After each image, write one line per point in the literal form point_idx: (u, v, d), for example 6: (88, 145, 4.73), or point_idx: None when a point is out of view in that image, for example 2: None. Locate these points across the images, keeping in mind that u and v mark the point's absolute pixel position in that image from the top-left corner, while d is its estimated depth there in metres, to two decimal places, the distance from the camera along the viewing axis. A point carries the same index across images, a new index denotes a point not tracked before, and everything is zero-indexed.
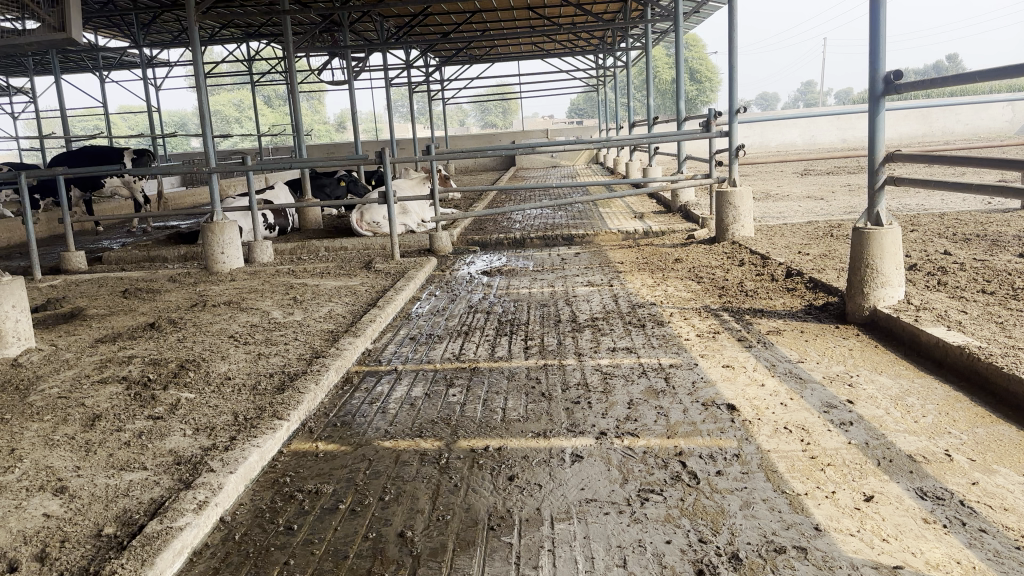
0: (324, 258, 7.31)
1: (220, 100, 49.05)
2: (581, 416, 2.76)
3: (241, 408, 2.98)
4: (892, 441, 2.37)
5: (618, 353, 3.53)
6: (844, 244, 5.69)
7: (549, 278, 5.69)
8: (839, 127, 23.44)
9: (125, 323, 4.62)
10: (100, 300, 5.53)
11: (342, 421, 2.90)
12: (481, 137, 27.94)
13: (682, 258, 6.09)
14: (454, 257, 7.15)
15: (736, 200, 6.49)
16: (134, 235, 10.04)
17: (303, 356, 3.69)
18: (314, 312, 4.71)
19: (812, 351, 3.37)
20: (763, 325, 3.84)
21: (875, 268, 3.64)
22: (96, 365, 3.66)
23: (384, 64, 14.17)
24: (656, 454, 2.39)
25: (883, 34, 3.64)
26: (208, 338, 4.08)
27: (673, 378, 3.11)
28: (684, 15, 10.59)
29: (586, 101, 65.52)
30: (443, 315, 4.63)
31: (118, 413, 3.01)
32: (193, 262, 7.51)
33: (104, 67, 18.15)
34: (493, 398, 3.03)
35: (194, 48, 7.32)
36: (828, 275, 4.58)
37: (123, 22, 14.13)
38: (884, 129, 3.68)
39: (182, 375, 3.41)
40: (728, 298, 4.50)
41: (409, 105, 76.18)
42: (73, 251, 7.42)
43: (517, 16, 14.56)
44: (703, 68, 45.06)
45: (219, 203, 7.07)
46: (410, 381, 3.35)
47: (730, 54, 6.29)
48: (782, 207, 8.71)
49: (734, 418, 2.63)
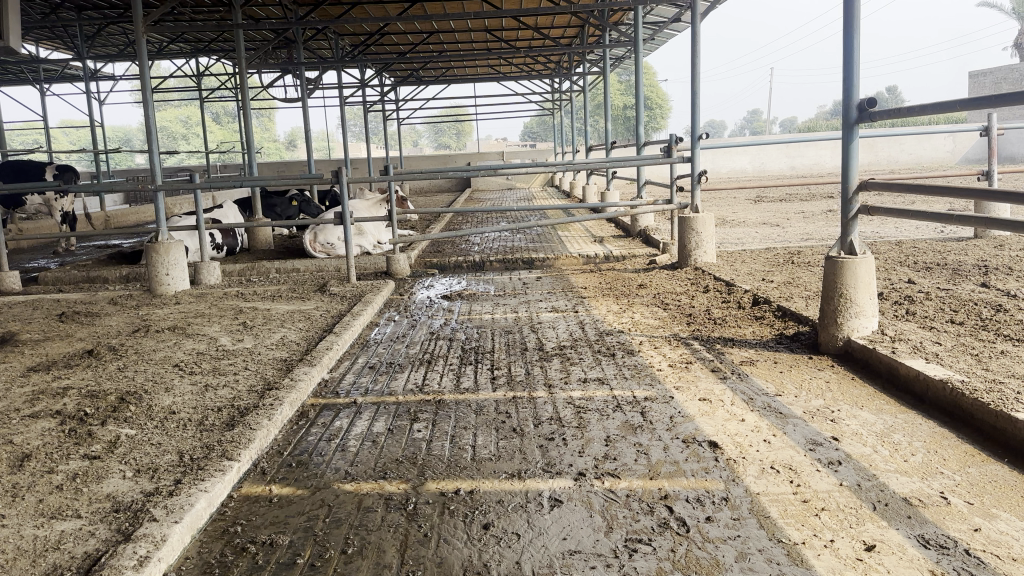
0: (275, 280, 7.05)
1: (168, 116, 48.08)
2: (556, 454, 2.60)
3: (187, 447, 2.74)
4: (885, 483, 2.27)
5: (589, 385, 3.38)
6: (807, 272, 5.67)
7: (511, 303, 5.54)
8: (788, 154, 23.95)
9: (60, 350, 4.30)
10: (34, 324, 5.19)
11: (299, 461, 2.69)
12: (435, 158, 27.78)
13: (646, 283, 6.00)
14: (411, 280, 6.95)
15: (699, 225, 6.44)
16: (74, 255, 9.61)
17: (254, 387, 3.46)
18: (266, 340, 4.46)
19: (789, 383, 3.27)
20: (735, 355, 3.74)
21: (849, 297, 3.57)
22: (27, 397, 3.36)
23: (339, 83, 13.93)
24: (640, 497, 2.24)
25: (856, 62, 3.61)
26: (152, 367, 3.81)
27: (649, 412, 2.97)
28: (642, 41, 10.62)
29: (539, 125, 65.90)
30: (403, 342, 4.44)
31: (51, 451, 2.73)
32: (135, 284, 7.17)
33: (45, 80, 17.53)
34: (461, 435, 2.85)
35: (141, 62, 6.97)
36: (797, 303, 4.52)
37: (67, 34, 13.65)
38: (858, 158, 3.64)
39: (121, 410, 3.14)
40: (697, 326, 4.39)
41: (362, 125, 75.74)
42: (6, 271, 7.01)
43: (474, 38, 14.51)
44: (655, 95, 45.80)
45: (164, 221, 6.76)
46: (371, 415, 3.14)
47: (693, 80, 6.27)
48: (740, 233, 8.73)
49: (718, 458, 2.50)
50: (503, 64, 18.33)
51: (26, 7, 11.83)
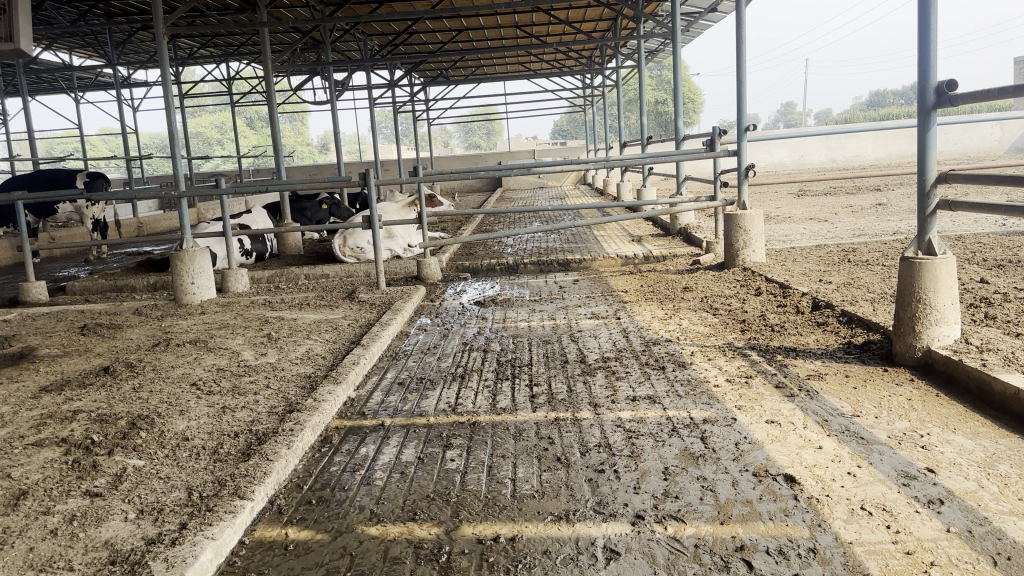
0: (304, 286, 6.83)
1: (203, 122, 48.58)
2: (608, 490, 2.29)
3: (196, 482, 2.47)
4: (1002, 530, 1.92)
5: (639, 404, 3.06)
6: (867, 271, 5.28)
7: (548, 309, 5.23)
8: (828, 147, 23.42)
9: (75, 367, 4.08)
10: (54, 338, 5.00)
11: (320, 497, 2.42)
12: (468, 157, 27.57)
13: (691, 285, 5.66)
14: (443, 284, 6.68)
15: (747, 223, 6.08)
16: (104, 263, 9.53)
17: (275, 409, 3.19)
18: (290, 353, 4.20)
19: (866, 402, 2.90)
20: (800, 368, 3.39)
21: (928, 302, 3.20)
22: (35, 422, 3.12)
23: (368, 84, 13.73)
24: (711, 549, 1.93)
25: (933, 39, 3.23)
26: (167, 387, 3.56)
27: (710, 438, 2.64)
28: (680, 31, 10.15)
29: (571, 123, 65.38)
30: (435, 354, 4.15)
31: (50, 487, 2.46)
32: (162, 293, 7.01)
33: (79, 88, 17.62)
34: (500, 465, 2.54)
35: (161, 65, 6.76)
36: (862, 306, 4.14)
37: (97, 41, 13.64)
38: (937, 145, 3.27)
39: (131, 438, 2.88)
40: (752, 334, 4.04)
41: (393, 127, 76.02)
42: (33, 282, 6.87)
43: (504, 34, 14.25)
44: (687, 90, 45.13)
45: (189, 229, 6.56)
46: (401, 440, 2.86)
47: (739, 69, 5.89)
48: (786, 230, 8.31)
49: (797, 496, 2.18)
50: (533, 60, 18.07)
51: (56, 15, 11.80)
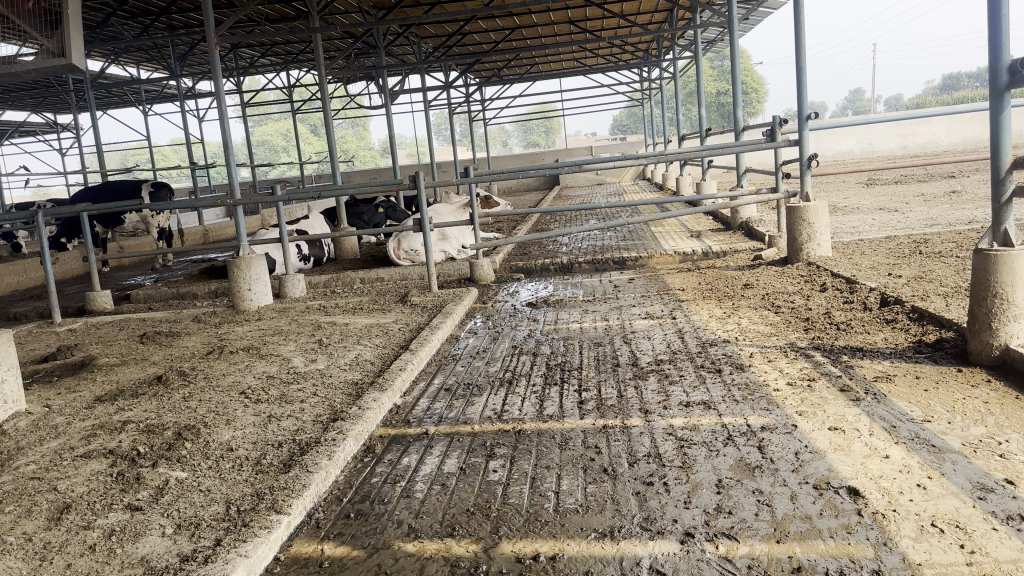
0: (358, 290, 6.85)
1: (268, 130, 49.75)
2: (656, 505, 2.16)
3: (235, 495, 2.43)
4: None
5: (693, 410, 2.91)
6: (940, 263, 5.00)
7: (601, 309, 5.09)
8: (898, 133, 22.57)
9: (131, 376, 4.13)
10: (115, 347, 5.10)
11: (358, 511, 2.36)
12: (526, 155, 27.46)
13: (752, 282, 5.45)
14: (495, 285, 6.61)
15: (810, 215, 5.83)
16: (169, 271, 9.76)
17: (319, 418, 3.15)
18: (340, 359, 4.18)
19: (938, 405, 2.70)
20: (867, 369, 3.19)
21: (1005, 297, 2.96)
22: (86, 433, 3.15)
23: (423, 86, 13.76)
24: (766, 570, 1.79)
25: (1006, 15, 2.99)
26: (217, 396, 3.57)
27: (768, 447, 2.49)
28: (738, 19, 9.83)
29: (630, 117, 64.74)
30: (484, 359, 4.07)
31: (94, 501, 2.46)
32: (222, 299, 7.12)
33: (146, 100, 18.19)
34: (543, 477, 2.44)
35: (215, 76, 6.85)
36: (935, 301, 3.89)
37: (161, 54, 14.00)
38: (1012, 129, 3.02)
39: (176, 449, 2.88)
40: (816, 333, 3.84)
41: (452, 128, 76.61)
42: (99, 291, 7.06)
43: (557, 30, 14.12)
44: (750, 80, 44.15)
45: (245, 235, 6.63)
46: (444, 450, 2.78)
47: (798, 55, 5.64)
48: (854, 221, 7.96)
49: (861, 511, 2.02)
50: (588, 56, 17.87)
51: (122, 30, 12.15)
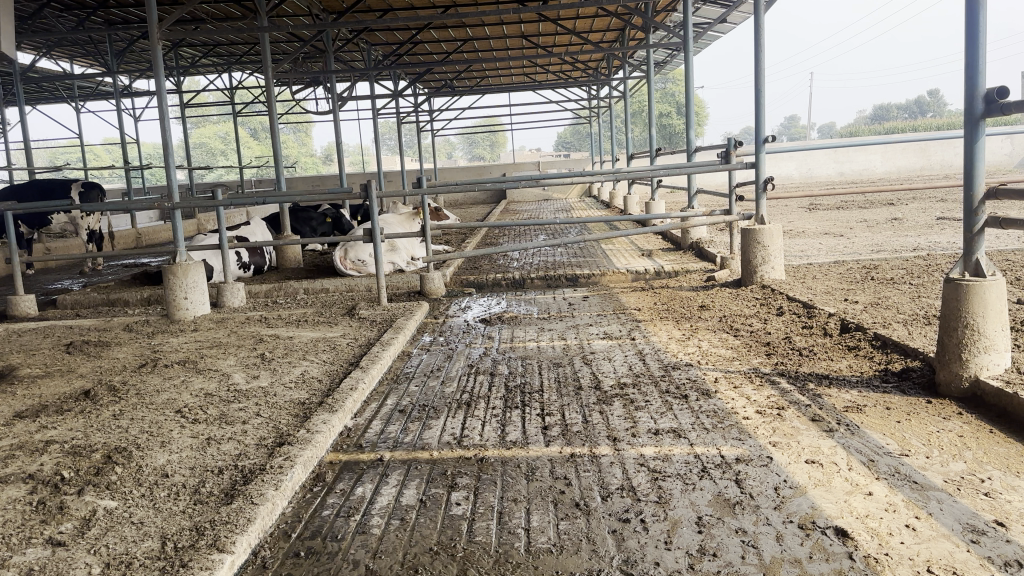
0: (302, 301, 6.59)
1: (206, 133, 48.52)
2: (635, 545, 2.02)
3: (171, 529, 2.20)
4: None
5: (663, 438, 2.79)
6: (894, 290, 5.03)
7: (557, 328, 4.96)
8: (835, 159, 23.10)
9: (55, 390, 3.81)
10: (38, 356, 4.75)
11: (311, 549, 2.15)
12: (472, 168, 27.24)
13: (708, 304, 5.40)
14: (446, 300, 6.43)
15: (765, 238, 5.83)
16: (98, 275, 9.29)
17: (264, 442, 2.92)
18: (284, 376, 3.94)
19: (913, 439, 2.63)
20: (835, 398, 3.13)
21: (975, 329, 2.93)
22: (2, 454, 2.86)
23: (371, 93, 13.51)
24: None
25: (982, 44, 2.97)
26: (150, 415, 3.30)
27: (746, 481, 2.37)
28: (691, 40, 9.86)
29: (576, 135, 65.21)
30: (438, 378, 3.89)
31: (9, 534, 2.21)
32: (155, 306, 6.78)
33: (80, 97, 17.49)
34: (511, 512, 2.27)
35: (156, 73, 6.52)
36: (895, 329, 3.88)
37: (97, 49, 13.44)
38: (985, 157, 3.00)
39: (105, 474, 2.62)
40: (780, 359, 3.77)
41: (397, 138, 76.04)
42: (22, 295, 6.63)
43: (510, 43, 14.07)
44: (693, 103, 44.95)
45: (183, 241, 6.30)
46: (401, 479, 2.59)
47: (757, 78, 5.63)
48: (802, 245, 8.03)
49: (852, 554, 1.91)
50: (538, 71, 17.86)
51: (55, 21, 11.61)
